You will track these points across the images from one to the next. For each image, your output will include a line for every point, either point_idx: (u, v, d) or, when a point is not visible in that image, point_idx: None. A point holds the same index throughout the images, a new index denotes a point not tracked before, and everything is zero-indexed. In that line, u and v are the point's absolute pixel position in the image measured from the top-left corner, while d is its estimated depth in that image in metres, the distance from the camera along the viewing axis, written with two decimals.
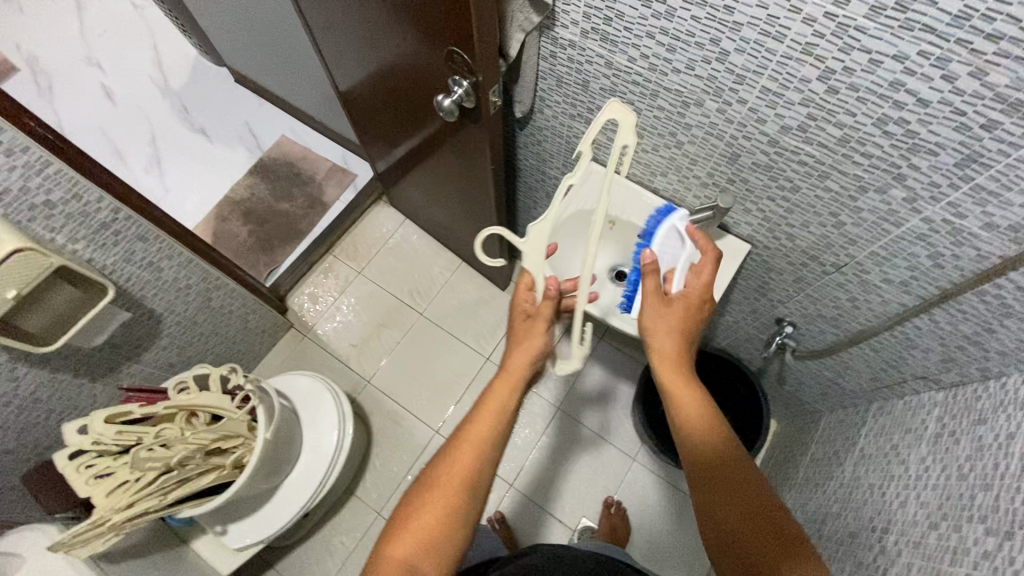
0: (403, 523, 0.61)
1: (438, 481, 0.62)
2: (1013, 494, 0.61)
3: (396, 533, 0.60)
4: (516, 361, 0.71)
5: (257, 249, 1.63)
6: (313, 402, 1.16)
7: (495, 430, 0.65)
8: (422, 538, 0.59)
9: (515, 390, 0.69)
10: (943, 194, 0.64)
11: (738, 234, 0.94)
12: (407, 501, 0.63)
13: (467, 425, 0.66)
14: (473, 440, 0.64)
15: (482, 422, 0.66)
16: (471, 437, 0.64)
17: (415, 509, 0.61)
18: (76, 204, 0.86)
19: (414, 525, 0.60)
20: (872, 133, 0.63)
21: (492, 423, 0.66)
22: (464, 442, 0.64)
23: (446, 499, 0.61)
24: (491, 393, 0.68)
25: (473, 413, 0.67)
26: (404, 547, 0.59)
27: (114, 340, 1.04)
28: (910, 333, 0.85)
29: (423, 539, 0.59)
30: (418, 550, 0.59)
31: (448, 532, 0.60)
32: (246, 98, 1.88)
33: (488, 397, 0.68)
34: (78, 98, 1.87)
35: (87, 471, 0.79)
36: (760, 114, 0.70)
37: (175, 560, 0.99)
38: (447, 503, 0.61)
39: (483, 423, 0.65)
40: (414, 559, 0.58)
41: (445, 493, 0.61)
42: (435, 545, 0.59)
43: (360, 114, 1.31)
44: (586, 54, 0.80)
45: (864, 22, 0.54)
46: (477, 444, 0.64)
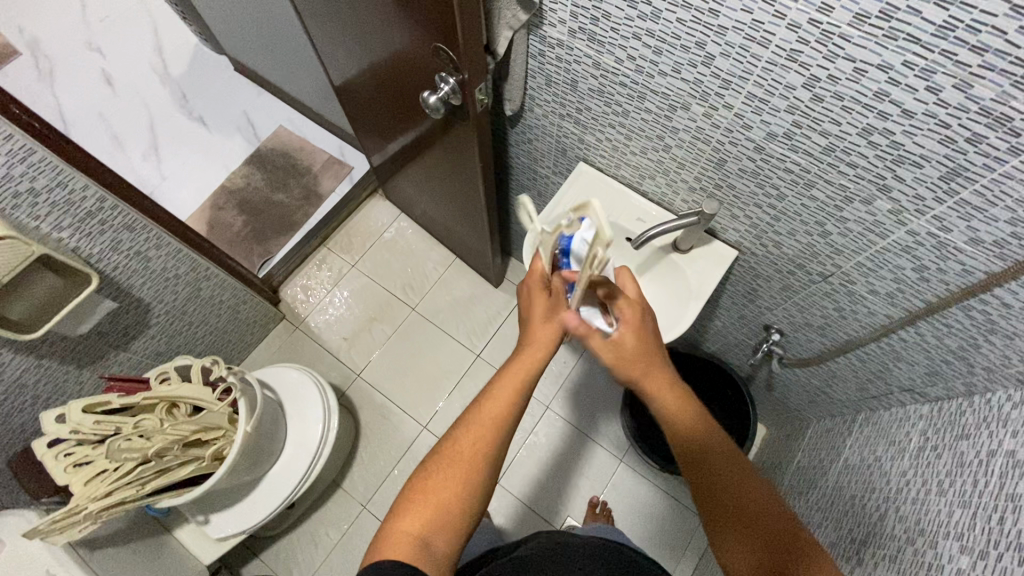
0: (417, 491, 0.58)
1: (455, 450, 0.60)
2: (990, 513, 0.60)
3: (407, 501, 0.57)
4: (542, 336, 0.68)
5: (252, 239, 1.63)
6: (298, 395, 1.16)
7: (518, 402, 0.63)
8: (437, 510, 0.56)
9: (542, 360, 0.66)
10: (929, 207, 0.63)
11: (725, 240, 0.92)
12: (420, 468, 0.60)
13: (487, 395, 0.64)
14: (495, 411, 0.62)
15: (503, 392, 0.63)
16: (490, 408, 0.62)
17: (430, 476, 0.58)
18: (61, 192, 0.86)
19: (426, 494, 0.57)
20: (858, 143, 0.62)
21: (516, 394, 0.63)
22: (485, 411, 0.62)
23: (463, 471, 0.58)
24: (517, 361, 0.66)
25: (495, 382, 0.65)
26: (418, 519, 0.56)
27: (101, 328, 1.05)
28: (896, 345, 0.84)
29: (437, 511, 0.56)
30: (431, 522, 0.56)
31: (463, 505, 0.57)
32: (245, 88, 1.87)
33: (513, 365, 0.66)
34: (78, 83, 1.87)
35: (66, 459, 0.80)
36: (746, 120, 0.69)
37: (156, 547, 1.01)
38: (464, 473, 0.58)
39: (506, 393, 0.63)
40: (427, 532, 0.55)
41: (462, 464, 0.59)
42: (449, 519, 0.56)
43: (354, 107, 1.30)
44: (574, 53, 0.78)
45: (848, 30, 0.53)
46: (496, 416, 0.61)
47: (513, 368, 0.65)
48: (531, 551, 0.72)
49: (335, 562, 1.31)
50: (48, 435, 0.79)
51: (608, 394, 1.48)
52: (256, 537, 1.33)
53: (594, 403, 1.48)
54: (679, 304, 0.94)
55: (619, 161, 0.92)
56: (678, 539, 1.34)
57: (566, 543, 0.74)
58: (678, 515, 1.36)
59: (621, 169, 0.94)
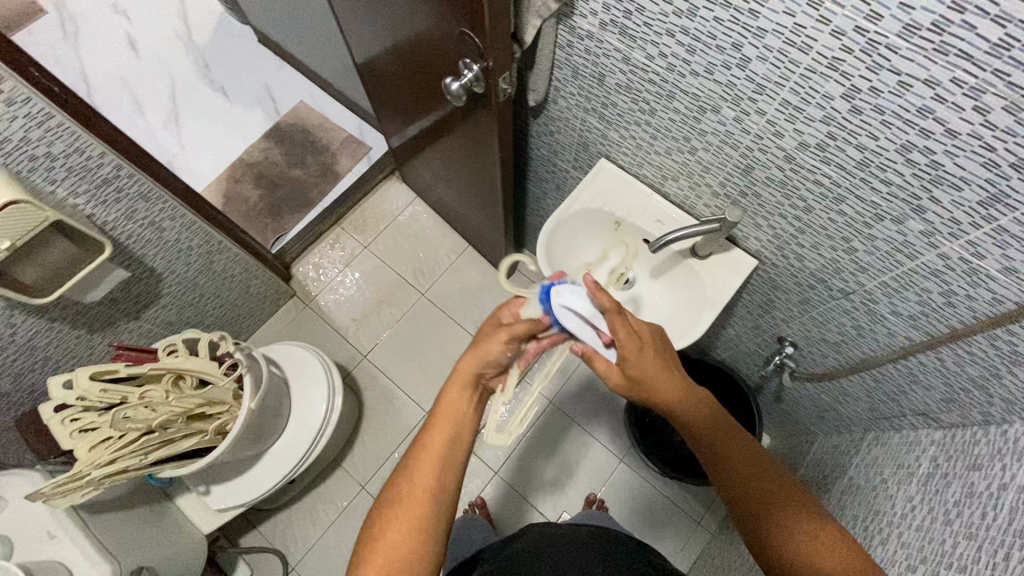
0: (370, 546, 0.60)
1: (403, 496, 0.62)
2: (996, 548, 0.58)
3: (363, 559, 0.59)
4: (470, 359, 0.68)
5: (266, 214, 1.63)
6: (304, 374, 1.17)
7: (452, 435, 0.65)
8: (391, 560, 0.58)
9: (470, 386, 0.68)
10: (963, 231, 0.60)
11: (745, 248, 0.90)
12: (372, 522, 0.62)
13: (425, 432, 0.66)
14: (432, 453, 0.64)
15: (438, 431, 0.65)
16: (430, 447, 0.64)
17: (382, 527, 0.60)
18: (78, 157, 0.86)
19: (380, 546, 0.59)
20: (894, 159, 0.59)
21: (449, 435, 0.65)
22: (424, 454, 0.64)
23: (412, 512, 0.60)
24: (447, 396, 0.67)
25: (430, 418, 0.67)
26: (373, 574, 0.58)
27: (113, 295, 1.06)
28: (914, 368, 0.82)
29: (392, 561, 0.58)
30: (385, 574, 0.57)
31: (416, 545, 0.59)
32: (268, 60, 1.86)
33: (443, 402, 0.67)
34: (103, 46, 1.87)
35: (72, 424, 0.82)
36: (777, 127, 0.66)
37: (158, 514, 1.02)
38: (415, 514, 0.60)
39: (440, 429, 0.65)
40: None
41: (414, 500, 0.61)
42: (405, 563, 0.58)
43: (375, 87, 1.29)
44: (604, 47, 0.76)
45: (896, 41, 0.50)
46: (433, 455, 0.64)
47: (442, 409, 0.67)
48: (523, 546, 0.72)
49: (330, 539, 1.33)
50: (56, 400, 0.81)
51: (613, 393, 1.47)
52: (255, 509, 1.35)
53: (598, 400, 1.46)
54: (694, 310, 0.93)
55: (643, 160, 0.90)
56: (672, 541, 1.34)
57: (559, 534, 0.73)
58: (674, 517, 1.36)
59: (644, 168, 0.91)
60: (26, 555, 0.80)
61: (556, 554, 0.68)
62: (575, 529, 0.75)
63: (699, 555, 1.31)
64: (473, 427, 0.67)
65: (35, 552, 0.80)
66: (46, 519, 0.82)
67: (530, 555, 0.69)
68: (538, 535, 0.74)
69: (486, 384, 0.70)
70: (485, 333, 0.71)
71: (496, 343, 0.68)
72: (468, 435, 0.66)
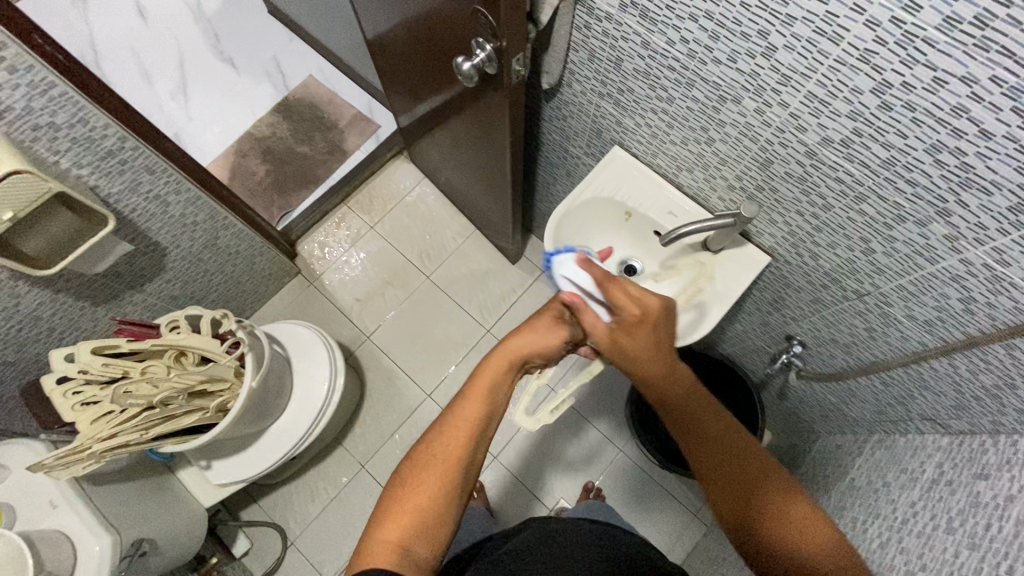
0: (396, 503, 0.60)
1: (431, 458, 0.62)
2: (998, 560, 0.57)
3: (387, 515, 0.60)
4: (523, 340, 0.68)
5: (273, 190, 1.62)
6: (307, 354, 1.16)
7: (489, 404, 0.66)
8: (417, 515, 0.59)
9: (515, 364, 0.68)
10: (989, 237, 0.58)
11: (759, 244, 0.88)
12: (395, 481, 0.63)
13: (460, 401, 0.66)
14: (468, 421, 0.64)
15: (477, 399, 0.65)
16: (466, 414, 0.65)
17: (408, 484, 0.61)
18: (82, 128, 0.85)
19: (405, 502, 0.60)
20: (922, 159, 0.57)
21: (485, 406, 0.65)
22: (459, 421, 0.64)
23: (441, 476, 0.61)
24: (491, 362, 0.67)
25: (465, 389, 0.67)
26: (396, 529, 0.58)
27: (118, 268, 1.05)
28: (925, 373, 0.80)
29: (416, 520, 0.59)
30: (409, 532, 0.58)
31: (441, 509, 0.60)
32: (278, 32, 1.82)
33: (482, 374, 0.67)
34: (111, 13, 1.84)
35: (74, 397, 0.82)
36: (801, 121, 0.64)
37: (160, 487, 1.03)
38: (444, 478, 0.61)
39: (478, 398, 0.65)
40: (405, 541, 0.58)
41: (445, 464, 0.62)
42: (429, 521, 0.59)
43: (385, 64, 1.26)
44: (623, 29, 0.73)
45: (934, 34, 0.47)
46: (469, 422, 0.64)
47: (485, 378, 0.66)
48: (523, 542, 0.71)
49: (330, 516, 1.34)
50: (57, 373, 0.81)
51: (616, 384, 1.46)
52: (257, 484, 1.36)
53: (600, 390, 1.45)
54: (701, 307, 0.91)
55: (657, 149, 0.87)
56: (667, 533, 1.34)
57: (563, 532, 0.73)
58: (670, 509, 1.36)
59: (659, 158, 0.89)
60: (30, 523, 0.81)
61: (559, 555, 0.68)
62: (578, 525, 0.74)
63: (695, 546, 1.31)
64: (507, 400, 0.68)
65: (39, 521, 0.81)
66: (49, 489, 0.82)
67: (534, 554, 0.68)
68: (541, 530, 0.73)
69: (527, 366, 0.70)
70: (542, 319, 0.70)
71: (559, 340, 0.69)
72: (502, 408, 0.67)
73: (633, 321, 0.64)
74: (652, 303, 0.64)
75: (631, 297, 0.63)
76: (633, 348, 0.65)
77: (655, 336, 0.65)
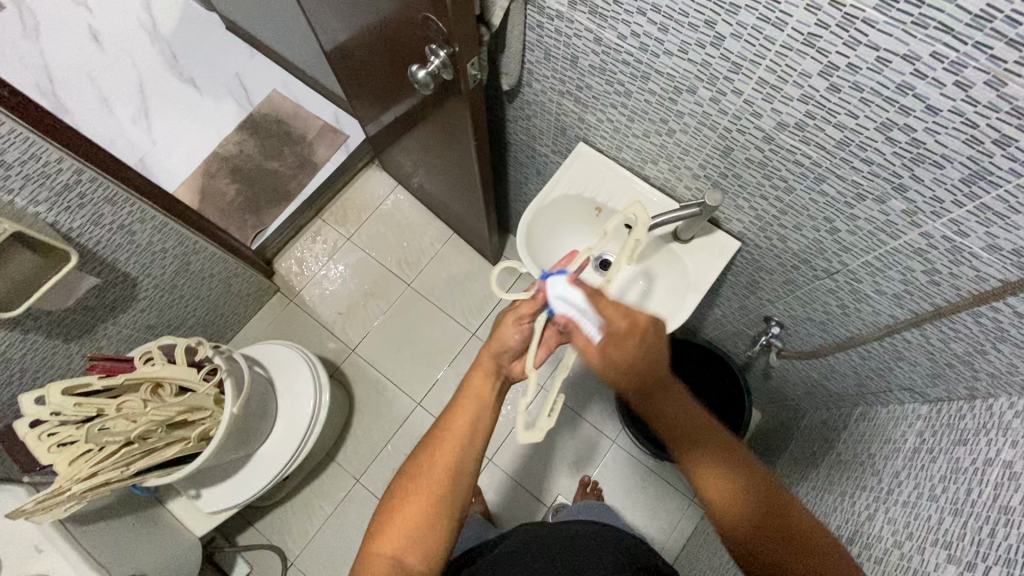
0: (390, 515, 0.62)
1: (420, 472, 0.63)
2: (981, 525, 0.58)
3: (381, 527, 0.61)
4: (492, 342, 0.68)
5: (245, 210, 1.60)
6: (290, 372, 1.15)
7: (476, 417, 0.65)
8: (410, 530, 0.60)
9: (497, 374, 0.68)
10: (945, 210, 0.59)
11: (729, 230, 0.88)
12: (388, 497, 0.64)
13: (448, 412, 0.67)
14: (457, 431, 0.65)
15: (462, 412, 0.66)
16: (453, 427, 0.65)
17: (400, 500, 0.62)
18: (35, 164, 0.83)
19: (398, 517, 0.61)
20: (875, 138, 0.57)
21: (475, 414, 0.66)
22: (447, 434, 0.65)
23: (429, 490, 0.62)
24: (476, 372, 0.68)
25: (453, 398, 0.67)
26: (389, 544, 0.60)
27: (88, 302, 1.03)
28: (899, 345, 0.81)
29: (408, 532, 0.60)
30: (403, 543, 0.60)
31: (433, 524, 0.61)
32: (237, 48, 1.80)
33: (468, 385, 0.67)
34: (65, 40, 1.80)
35: (50, 439, 0.80)
36: (755, 108, 0.64)
37: (149, 522, 1.02)
38: (434, 488, 0.62)
39: (464, 412, 0.65)
40: (400, 552, 0.59)
41: (434, 479, 0.62)
42: (423, 533, 0.60)
43: (346, 75, 1.24)
44: (574, 27, 0.72)
45: (873, 14, 0.48)
46: (459, 432, 0.65)
47: (468, 391, 0.67)
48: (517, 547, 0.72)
49: (328, 533, 1.34)
50: (30, 416, 0.80)
51: (604, 376, 1.46)
52: (252, 507, 1.35)
53: (588, 385, 1.46)
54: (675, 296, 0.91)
55: (621, 143, 0.87)
56: (665, 520, 1.35)
57: (555, 534, 0.73)
58: (667, 496, 1.37)
59: (623, 151, 0.89)
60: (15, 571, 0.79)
61: (554, 556, 0.68)
62: (576, 529, 0.74)
63: (694, 530, 1.32)
64: (495, 411, 0.67)
65: (24, 567, 0.79)
66: (32, 535, 0.81)
67: (528, 560, 0.68)
68: (534, 534, 0.74)
69: (508, 374, 0.70)
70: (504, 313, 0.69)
71: (509, 331, 0.66)
72: (490, 418, 0.66)
73: (625, 332, 0.60)
74: (642, 316, 0.61)
75: (620, 308, 0.60)
76: (617, 361, 0.61)
77: (646, 347, 0.61)
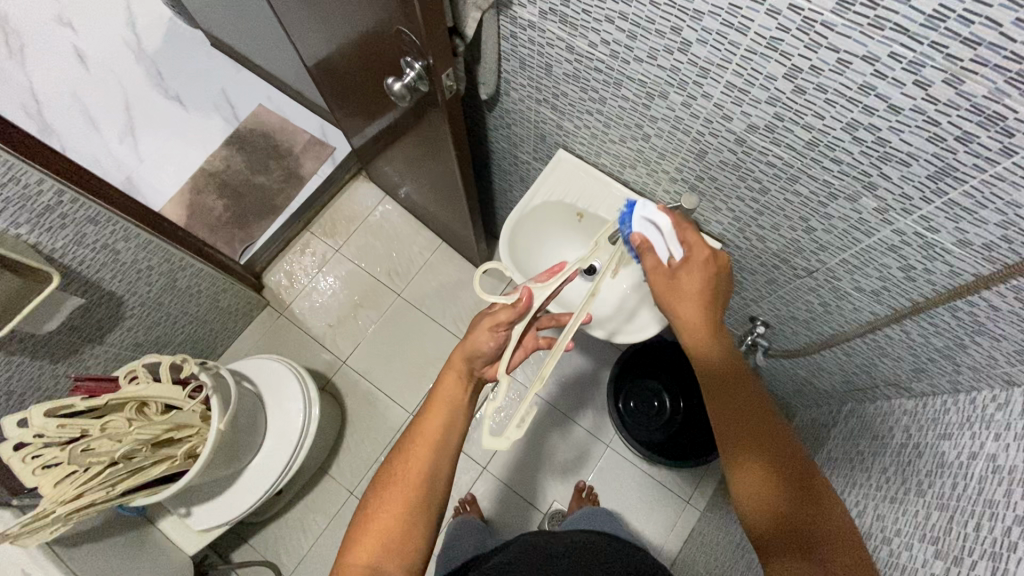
0: (365, 524, 0.61)
1: (395, 477, 0.63)
2: (966, 519, 0.58)
3: (358, 534, 0.60)
4: (464, 348, 0.68)
5: (233, 224, 1.60)
6: (278, 386, 1.15)
7: (447, 420, 0.66)
8: (386, 537, 0.59)
9: (465, 377, 0.68)
10: (915, 206, 0.59)
11: (709, 232, 0.89)
12: (365, 505, 0.63)
13: (420, 417, 0.67)
14: (428, 435, 0.65)
15: (434, 414, 0.66)
16: (426, 432, 0.65)
17: (376, 506, 0.61)
18: (14, 187, 0.83)
19: (374, 524, 0.60)
20: (842, 138, 0.58)
21: (445, 418, 0.66)
22: (418, 438, 0.64)
23: (405, 493, 0.61)
24: (446, 377, 0.68)
25: (424, 404, 0.68)
26: (366, 552, 0.59)
27: (73, 323, 1.03)
28: (881, 341, 0.82)
29: (386, 539, 0.59)
30: (381, 550, 0.59)
31: (410, 529, 0.60)
32: (222, 64, 1.80)
33: (438, 389, 0.68)
34: (50, 61, 1.80)
35: (34, 462, 0.79)
36: (725, 110, 0.65)
37: (140, 543, 1.01)
38: (409, 492, 0.62)
39: (436, 415, 0.66)
40: (377, 559, 0.58)
41: (408, 483, 0.62)
42: (401, 537, 0.60)
43: (329, 89, 1.25)
44: (547, 36, 0.73)
45: (830, 18, 0.48)
46: (431, 436, 0.65)
47: (439, 395, 0.67)
48: (510, 556, 0.72)
49: (324, 547, 1.33)
50: (12, 440, 0.79)
51: (596, 380, 1.46)
52: (245, 523, 1.34)
53: (581, 387, 1.45)
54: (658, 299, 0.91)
55: (599, 148, 0.88)
56: (662, 523, 1.35)
57: (548, 542, 0.74)
58: (663, 498, 1.37)
59: (602, 157, 0.90)
60: None
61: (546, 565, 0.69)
62: (551, 542, 0.74)
63: (690, 533, 1.32)
64: (467, 413, 0.68)
65: None
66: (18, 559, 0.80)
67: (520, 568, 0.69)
68: (526, 543, 0.74)
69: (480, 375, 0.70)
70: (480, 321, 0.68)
71: (482, 336, 0.66)
72: (463, 420, 0.67)
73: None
74: None
75: None
76: None
77: None
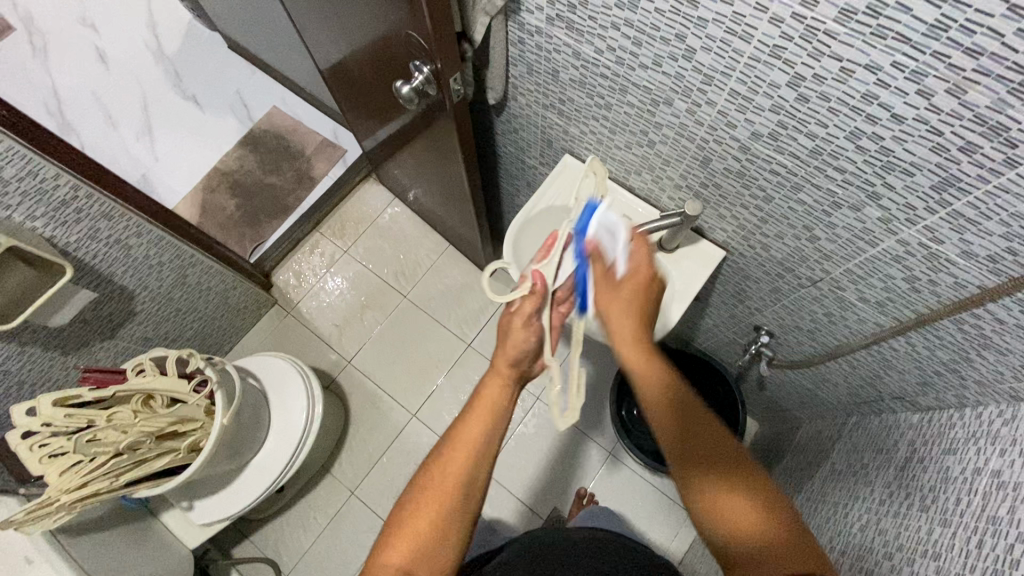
0: (398, 524, 0.60)
1: (430, 482, 0.61)
2: (969, 535, 0.57)
3: (392, 535, 0.60)
4: (504, 352, 0.67)
5: (244, 224, 1.62)
6: (282, 385, 1.16)
7: (490, 430, 0.63)
8: (418, 541, 0.58)
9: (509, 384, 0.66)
10: (919, 217, 0.59)
11: (713, 240, 0.89)
12: (398, 504, 0.62)
13: (460, 422, 0.64)
14: (467, 441, 0.62)
15: (475, 421, 0.64)
16: (465, 437, 0.63)
17: (410, 509, 0.60)
18: (31, 180, 0.85)
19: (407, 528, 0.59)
20: (845, 146, 0.58)
21: (485, 427, 0.63)
22: (458, 445, 0.62)
23: (439, 500, 0.60)
24: (489, 385, 0.66)
25: (466, 408, 0.65)
26: (398, 554, 0.58)
27: (84, 316, 1.05)
28: (886, 353, 0.81)
29: (417, 543, 0.58)
30: (412, 555, 0.58)
31: (444, 534, 0.59)
32: (239, 67, 1.84)
33: (480, 395, 0.65)
34: (71, 61, 1.84)
35: (41, 450, 0.81)
36: (729, 118, 0.65)
37: (141, 534, 1.02)
38: (444, 500, 0.60)
39: (476, 423, 0.63)
40: (409, 564, 0.58)
41: (443, 491, 0.60)
42: (433, 543, 0.59)
43: (342, 92, 1.27)
44: (553, 42, 0.74)
45: (833, 27, 0.48)
46: (471, 443, 0.62)
47: (478, 402, 0.65)
48: (515, 554, 0.72)
49: (323, 545, 1.33)
50: (20, 428, 0.81)
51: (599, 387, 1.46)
52: (246, 520, 1.35)
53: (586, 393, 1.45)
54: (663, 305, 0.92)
55: (605, 155, 0.88)
56: (663, 531, 1.33)
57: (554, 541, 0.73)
58: (665, 507, 1.35)
59: (608, 162, 0.90)
60: None
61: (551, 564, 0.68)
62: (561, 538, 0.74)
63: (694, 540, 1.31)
64: (506, 422, 0.65)
65: None
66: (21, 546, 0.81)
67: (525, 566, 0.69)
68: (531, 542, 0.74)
69: (527, 376, 0.70)
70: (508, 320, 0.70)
71: (517, 336, 0.67)
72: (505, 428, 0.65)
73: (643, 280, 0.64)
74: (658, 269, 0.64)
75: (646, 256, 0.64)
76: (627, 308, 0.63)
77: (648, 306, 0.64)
